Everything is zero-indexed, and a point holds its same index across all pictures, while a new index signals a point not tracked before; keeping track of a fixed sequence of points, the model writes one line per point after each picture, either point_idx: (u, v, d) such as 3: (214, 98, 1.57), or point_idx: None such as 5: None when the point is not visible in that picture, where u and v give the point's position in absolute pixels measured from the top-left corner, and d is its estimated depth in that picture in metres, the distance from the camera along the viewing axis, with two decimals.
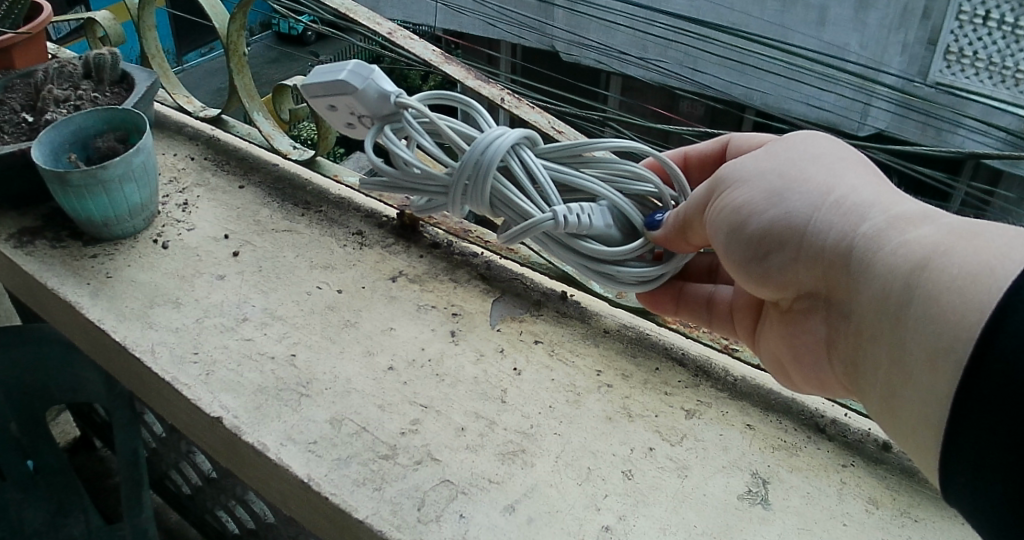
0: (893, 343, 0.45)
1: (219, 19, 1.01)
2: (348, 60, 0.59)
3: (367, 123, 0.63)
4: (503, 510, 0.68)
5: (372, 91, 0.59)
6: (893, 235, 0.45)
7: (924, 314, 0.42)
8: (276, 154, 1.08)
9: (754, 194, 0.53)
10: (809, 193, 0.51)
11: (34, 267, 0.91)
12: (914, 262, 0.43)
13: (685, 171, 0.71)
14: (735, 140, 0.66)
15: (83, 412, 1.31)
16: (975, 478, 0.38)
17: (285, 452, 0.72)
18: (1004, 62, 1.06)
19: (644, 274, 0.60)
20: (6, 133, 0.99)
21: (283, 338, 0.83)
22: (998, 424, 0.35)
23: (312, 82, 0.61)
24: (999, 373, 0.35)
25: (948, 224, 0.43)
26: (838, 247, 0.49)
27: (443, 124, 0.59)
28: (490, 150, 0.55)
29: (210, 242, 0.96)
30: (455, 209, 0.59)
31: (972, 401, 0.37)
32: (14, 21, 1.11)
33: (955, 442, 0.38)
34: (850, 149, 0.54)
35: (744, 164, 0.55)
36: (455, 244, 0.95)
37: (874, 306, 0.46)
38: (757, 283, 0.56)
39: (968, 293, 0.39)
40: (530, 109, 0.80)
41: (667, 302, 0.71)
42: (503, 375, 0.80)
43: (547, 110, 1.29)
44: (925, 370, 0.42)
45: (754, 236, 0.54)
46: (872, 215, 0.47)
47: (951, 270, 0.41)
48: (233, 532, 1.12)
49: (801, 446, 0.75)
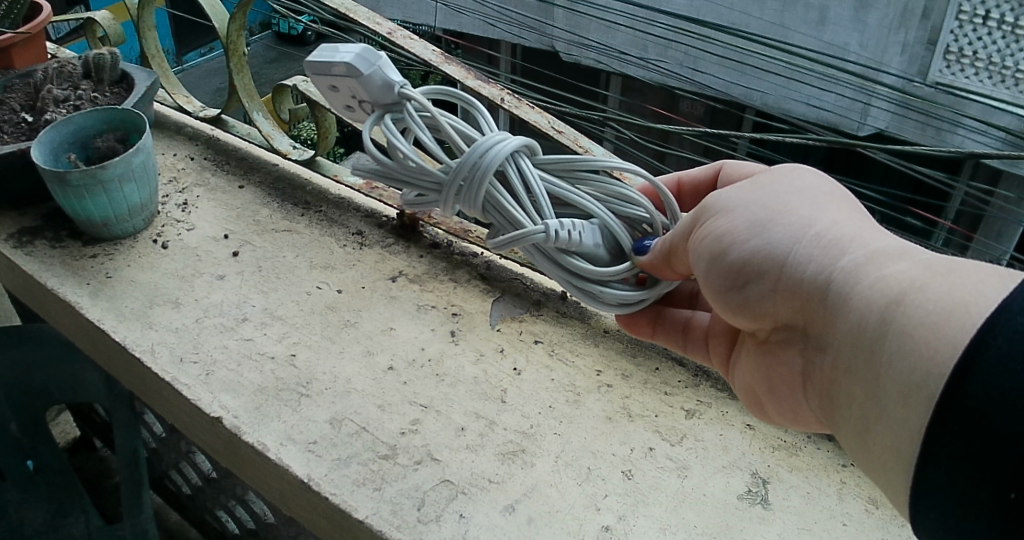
0: (869, 378, 0.44)
1: (219, 19, 1.01)
2: (356, 44, 0.58)
3: (367, 107, 0.62)
4: (503, 510, 0.68)
5: (378, 79, 0.58)
6: (871, 269, 0.45)
7: (898, 348, 0.41)
8: (275, 154, 1.08)
9: (736, 224, 0.52)
10: (790, 226, 0.50)
11: (34, 267, 0.91)
12: (890, 297, 0.42)
13: (677, 194, 0.70)
14: (728, 167, 0.65)
15: (83, 413, 1.31)
16: (950, 514, 0.38)
17: (285, 452, 0.72)
18: (1003, 62, 1.23)
19: (627, 297, 0.60)
20: (6, 133, 0.99)
21: (283, 338, 0.83)
22: (971, 460, 0.35)
23: (317, 60, 0.59)
24: (970, 411, 0.35)
25: (925, 259, 0.43)
26: (816, 280, 0.48)
27: (444, 121, 0.58)
28: (490, 154, 0.55)
29: (210, 241, 0.96)
30: (447, 208, 0.58)
31: (945, 438, 0.36)
32: (14, 21, 1.11)
33: (929, 478, 0.38)
34: (831, 182, 0.54)
35: (728, 193, 0.54)
36: (455, 244, 0.95)
37: (851, 340, 0.45)
38: (736, 314, 0.55)
39: (942, 330, 0.38)
40: (530, 109, 0.79)
41: (643, 324, 0.69)
42: (503, 375, 0.80)
43: (547, 110, 1.29)
44: (899, 406, 0.41)
45: (734, 265, 0.52)
46: (851, 249, 0.47)
47: (926, 306, 0.40)
48: (233, 532, 1.12)
49: (801, 446, 0.75)
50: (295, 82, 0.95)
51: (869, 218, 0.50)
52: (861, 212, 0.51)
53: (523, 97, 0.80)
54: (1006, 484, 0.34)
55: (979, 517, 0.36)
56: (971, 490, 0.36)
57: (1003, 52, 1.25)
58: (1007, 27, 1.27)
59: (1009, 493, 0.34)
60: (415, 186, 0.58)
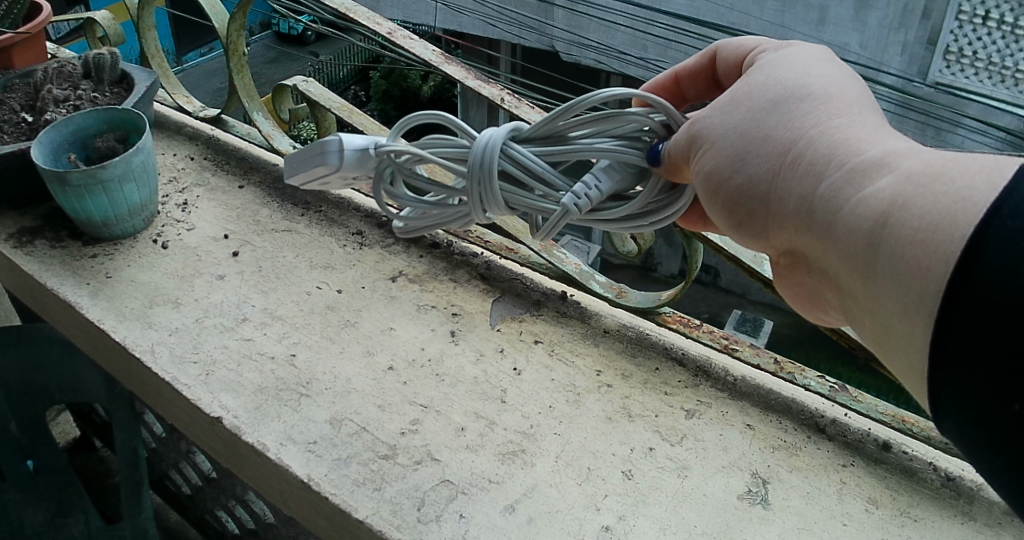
0: (869, 300, 0.40)
1: (219, 19, 1.01)
2: (313, 142, 0.55)
3: (363, 180, 0.58)
4: (503, 510, 0.68)
5: (350, 155, 0.55)
6: (851, 192, 0.40)
7: (891, 271, 0.37)
8: (276, 154, 1.07)
9: (719, 160, 0.47)
10: (767, 154, 0.45)
11: (34, 266, 0.91)
12: (874, 219, 0.38)
13: (676, 89, 0.63)
14: (721, 50, 0.57)
15: (83, 412, 1.31)
16: (966, 432, 0.34)
17: (285, 452, 0.72)
18: (1004, 62, 1.08)
19: (669, 210, 0.54)
20: (6, 133, 0.99)
21: (283, 339, 0.83)
22: (976, 370, 0.32)
23: (292, 172, 0.57)
24: (968, 319, 0.32)
25: (907, 170, 0.38)
26: (801, 208, 0.44)
27: (428, 153, 0.54)
28: (486, 156, 0.51)
29: (210, 241, 0.96)
30: (485, 221, 0.55)
31: (949, 353, 0.33)
32: (14, 21, 1.10)
33: (938, 399, 0.35)
34: (824, 66, 0.47)
35: (708, 119, 0.48)
36: (455, 244, 0.94)
37: (845, 265, 0.41)
38: (745, 242, 0.51)
39: (927, 246, 0.35)
40: (530, 109, 0.78)
41: (696, 221, 0.64)
42: (503, 375, 0.80)
43: (546, 110, 1.29)
44: (900, 324, 0.38)
45: (727, 202, 0.48)
46: (828, 171, 0.42)
47: (912, 225, 0.36)
48: (233, 533, 1.12)
49: (801, 446, 0.75)
50: (292, 81, 0.95)
51: (866, 107, 0.44)
52: (855, 99, 0.44)
53: (523, 97, 0.79)
54: (1008, 396, 0.31)
55: (995, 438, 0.32)
56: (978, 408, 0.33)
57: (1003, 51, 1.07)
58: (1008, 27, 1.05)
59: (1013, 404, 0.31)
60: (449, 222, 0.57)
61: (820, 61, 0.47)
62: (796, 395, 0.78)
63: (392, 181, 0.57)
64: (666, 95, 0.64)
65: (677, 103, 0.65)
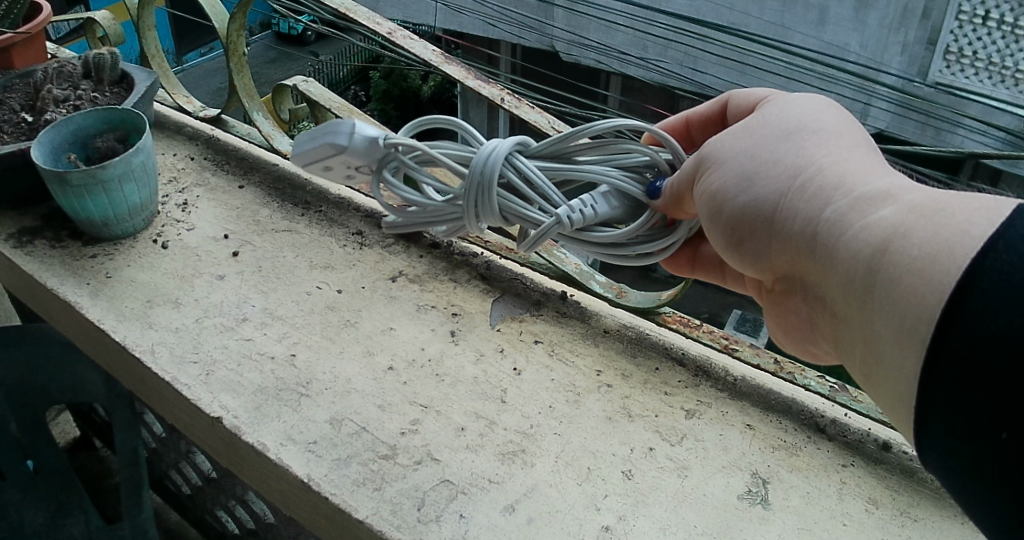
0: (864, 325, 0.40)
1: (219, 19, 1.01)
2: (326, 122, 0.55)
3: (365, 172, 0.58)
4: (503, 510, 0.68)
5: (359, 140, 0.54)
6: (855, 218, 0.40)
7: (888, 298, 0.37)
8: (276, 154, 1.07)
9: (726, 180, 0.47)
10: (775, 177, 0.45)
11: (34, 267, 0.91)
12: (875, 245, 0.38)
13: (686, 133, 0.63)
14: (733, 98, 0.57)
15: (83, 412, 1.31)
16: (953, 459, 0.34)
17: (284, 452, 0.72)
18: (1004, 62, 1.03)
19: (661, 244, 0.54)
20: (6, 134, 0.99)
21: (283, 338, 0.83)
22: (965, 398, 0.32)
23: (295, 151, 0.56)
24: (960, 349, 0.32)
25: (910, 203, 0.38)
26: (805, 232, 0.44)
27: (436, 153, 0.55)
28: (490, 161, 0.51)
29: (210, 241, 0.96)
30: (477, 230, 0.55)
31: (939, 381, 0.33)
32: (14, 21, 1.10)
33: (925, 426, 0.35)
34: (836, 107, 0.48)
35: (719, 143, 0.48)
36: (455, 244, 0.94)
37: (843, 292, 0.41)
38: (742, 266, 0.51)
39: (925, 275, 0.35)
40: (530, 109, 0.78)
41: (683, 263, 0.64)
42: (502, 375, 0.80)
43: (547, 109, 1.29)
44: (895, 351, 0.37)
45: (730, 223, 0.48)
46: (834, 197, 0.42)
47: (911, 253, 0.36)
48: (233, 532, 1.12)
49: (801, 446, 0.75)
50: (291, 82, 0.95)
51: (873, 149, 0.45)
52: (863, 140, 0.45)
53: (523, 98, 0.79)
54: (996, 424, 0.31)
55: (983, 465, 0.32)
56: (966, 436, 0.32)
57: (1003, 51, 1.03)
58: (1008, 27, 1.01)
59: (1001, 433, 0.31)
60: (441, 222, 0.57)
61: (833, 103, 0.49)
62: (795, 394, 0.78)
63: (394, 177, 0.57)
64: (676, 136, 0.64)
65: (686, 145, 0.65)
